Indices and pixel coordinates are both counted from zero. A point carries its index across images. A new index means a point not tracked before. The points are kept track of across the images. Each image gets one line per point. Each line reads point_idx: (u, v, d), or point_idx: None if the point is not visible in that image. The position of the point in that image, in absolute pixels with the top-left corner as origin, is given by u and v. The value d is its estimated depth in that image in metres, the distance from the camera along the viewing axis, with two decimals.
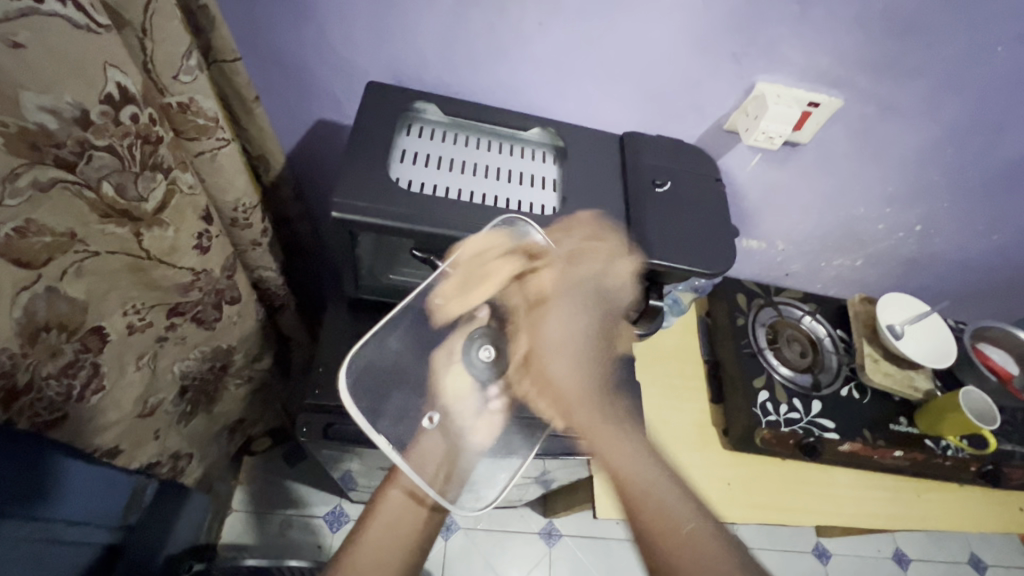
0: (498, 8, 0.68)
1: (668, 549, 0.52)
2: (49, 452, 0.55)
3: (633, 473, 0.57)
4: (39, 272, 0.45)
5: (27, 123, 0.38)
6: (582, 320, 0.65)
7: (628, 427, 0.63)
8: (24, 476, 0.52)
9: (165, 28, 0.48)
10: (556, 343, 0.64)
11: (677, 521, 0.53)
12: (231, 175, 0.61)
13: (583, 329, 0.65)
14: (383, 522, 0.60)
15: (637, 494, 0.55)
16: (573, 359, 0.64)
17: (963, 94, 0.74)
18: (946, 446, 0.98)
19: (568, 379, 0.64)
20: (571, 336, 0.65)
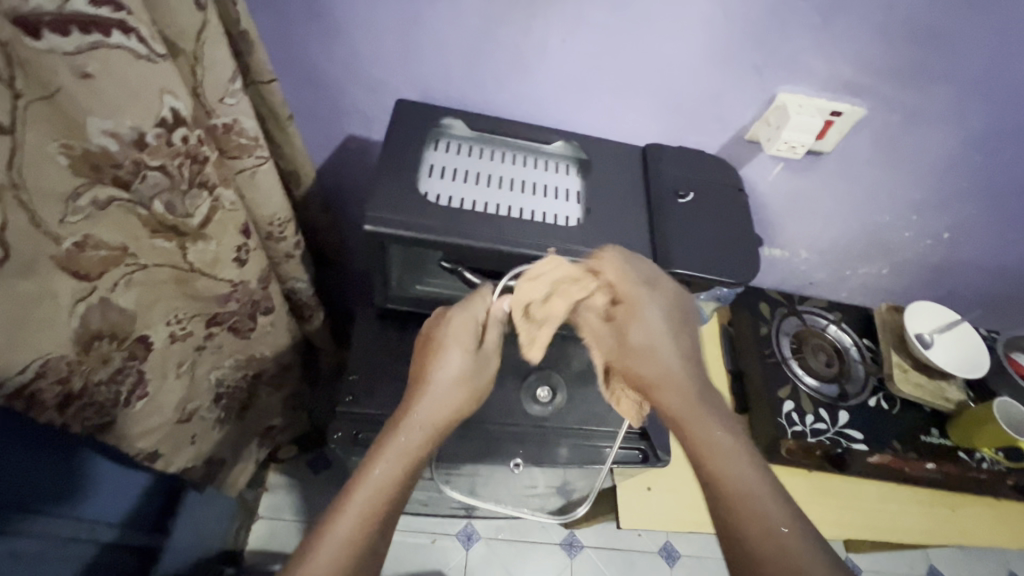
0: (523, 26, 0.70)
1: (762, 558, 0.47)
2: (73, 455, 0.63)
3: (730, 476, 0.52)
4: (95, 284, 0.48)
5: (90, 146, 0.41)
6: (657, 320, 0.62)
7: (719, 413, 0.57)
8: (50, 475, 0.61)
9: (213, 55, 0.51)
10: (642, 359, 0.61)
11: (766, 519, 0.49)
12: (269, 190, 0.64)
13: (662, 328, 0.62)
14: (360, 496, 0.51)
15: (728, 494, 0.51)
16: (665, 362, 0.61)
17: (990, 101, 0.73)
18: (981, 459, 0.95)
19: (660, 387, 0.59)
20: (656, 339, 0.61)
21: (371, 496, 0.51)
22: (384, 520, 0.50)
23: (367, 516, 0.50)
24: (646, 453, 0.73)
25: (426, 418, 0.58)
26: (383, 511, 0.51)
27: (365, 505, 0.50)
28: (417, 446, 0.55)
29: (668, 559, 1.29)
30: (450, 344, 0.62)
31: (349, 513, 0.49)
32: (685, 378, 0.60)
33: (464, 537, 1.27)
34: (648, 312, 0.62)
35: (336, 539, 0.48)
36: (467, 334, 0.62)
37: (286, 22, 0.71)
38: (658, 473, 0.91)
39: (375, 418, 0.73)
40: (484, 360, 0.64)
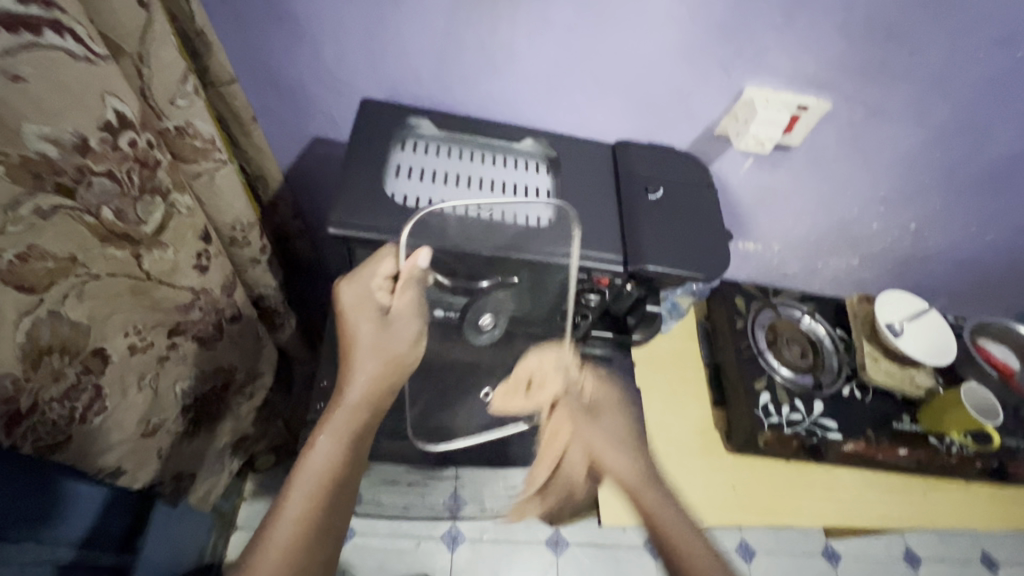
0: (489, 23, 0.69)
1: None
2: (53, 478, 0.59)
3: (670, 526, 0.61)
4: (41, 297, 0.46)
5: (28, 153, 0.39)
6: (615, 427, 0.73)
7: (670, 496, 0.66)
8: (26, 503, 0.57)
9: (160, 55, 0.49)
10: (608, 447, 0.71)
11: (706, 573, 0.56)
12: (229, 195, 0.62)
13: (617, 431, 0.73)
14: (311, 471, 0.58)
15: (675, 559, 0.57)
16: (619, 454, 0.71)
17: (950, 95, 0.75)
18: (950, 444, 0.97)
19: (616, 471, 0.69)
20: (610, 444, 0.71)
21: (314, 477, 0.57)
22: (332, 492, 0.58)
23: (314, 494, 0.57)
24: (624, 451, 0.72)
25: (358, 395, 0.64)
26: (328, 488, 0.58)
27: (312, 482, 0.57)
28: (353, 428, 0.62)
29: (653, 553, 1.30)
30: (365, 325, 0.65)
31: (297, 495, 0.56)
32: (638, 473, 0.69)
33: (448, 540, 1.26)
34: (589, 429, 0.72)
35: (287, 519, 0.55)
36: (370, 305, 0.65)
37: (245, 21, 0.69)
38: (638, 470, 0.91)
39: None
40: (393, 328, 0.67)
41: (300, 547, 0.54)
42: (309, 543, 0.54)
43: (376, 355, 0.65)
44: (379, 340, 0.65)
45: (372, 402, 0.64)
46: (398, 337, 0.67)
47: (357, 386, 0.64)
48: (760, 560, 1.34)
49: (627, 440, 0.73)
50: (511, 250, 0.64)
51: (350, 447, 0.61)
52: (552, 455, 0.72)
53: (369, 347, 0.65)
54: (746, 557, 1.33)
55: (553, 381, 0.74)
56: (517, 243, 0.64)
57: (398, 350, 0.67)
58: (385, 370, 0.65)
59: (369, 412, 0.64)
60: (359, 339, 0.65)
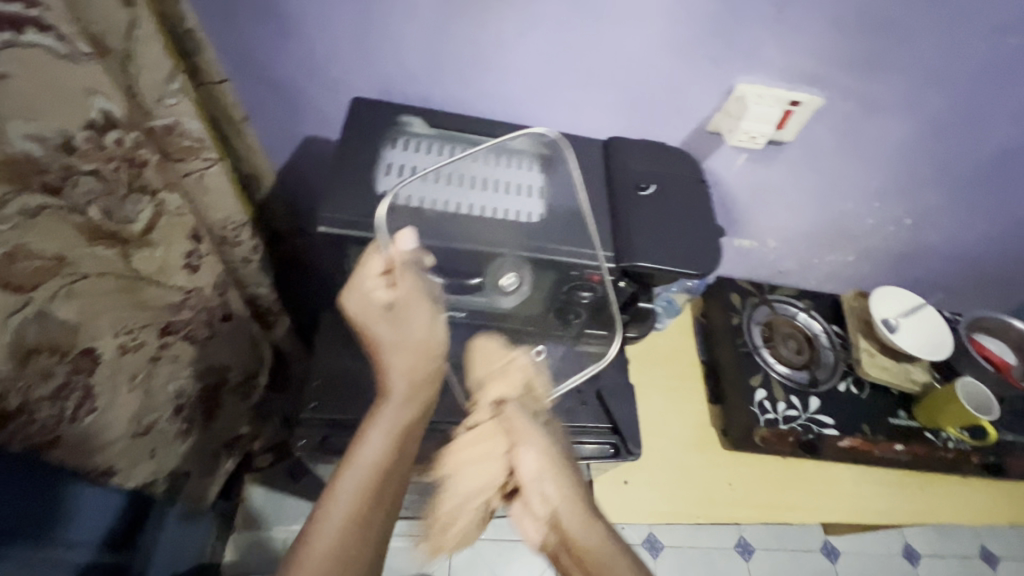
0: (480, 19, 0.69)
1: None
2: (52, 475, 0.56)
3: None
4: (30, 296, 0.46)
5: (14, 151, 0.39)
6: (553, 452, 0.53)
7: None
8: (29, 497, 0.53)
9: (147, 53, 0.49)
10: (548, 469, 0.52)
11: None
12: (219, 194, 0.62)
13: (540, 462, 0.52)
14: (357, 477, 0.46)
15: None
16: (544, 490, 0.51)
17: (942, 88, 0.75)
18: (947, 439, 0.97)
19: (540, 515, 0.50)
20: (541, 476, 0.51)
21: (361, 483, 0.45)
22: (382, 501, 0.46)
23: (358, 508, 0.44)
24: (618, 449, 0.73)
25: (402, 387, 0.51)
26: (376, 499, 0.45)
27: (353, 495, 0.45)
28: (401, 424, 0.49)
29: (652, 550, 1.30)
30: (379, 319, 0.53)
31: (337, 507, 0.44)
32: (581, 515, 0.49)
33: None
34: (515, 407, 0.57)
35: (327, 537, 0.43)
36: (367, 299, 0.54)
37: (235, 19, 0.69)
38: (634, 467, 0.91)
39: (343, 422, 0.72)
40: (410, 316, 0.54)
41: (345, 571, 0.42)
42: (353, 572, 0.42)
43: (411, 346, 0.52)
44: (400, 337, 0.53)
45: (420, 393, 0.52)
46: (417, 321, 0.54)
47: (397, 377, 0.51)
48: (759, 557, 1.33)
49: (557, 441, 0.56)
50: (489, 246, 0.65)
51: (398, 451, 0.48)
52: (487, 438, 0.55)
53: (400, 341, 0.52)
54: (745, 554, 1.33)
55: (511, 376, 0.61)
56: (496, 240, 0.65)
57: (429, 344, 0.53)
58: (422, 360, 0.53)
59: (416, 407, 0.51)
60: (392, 334, 0.53)
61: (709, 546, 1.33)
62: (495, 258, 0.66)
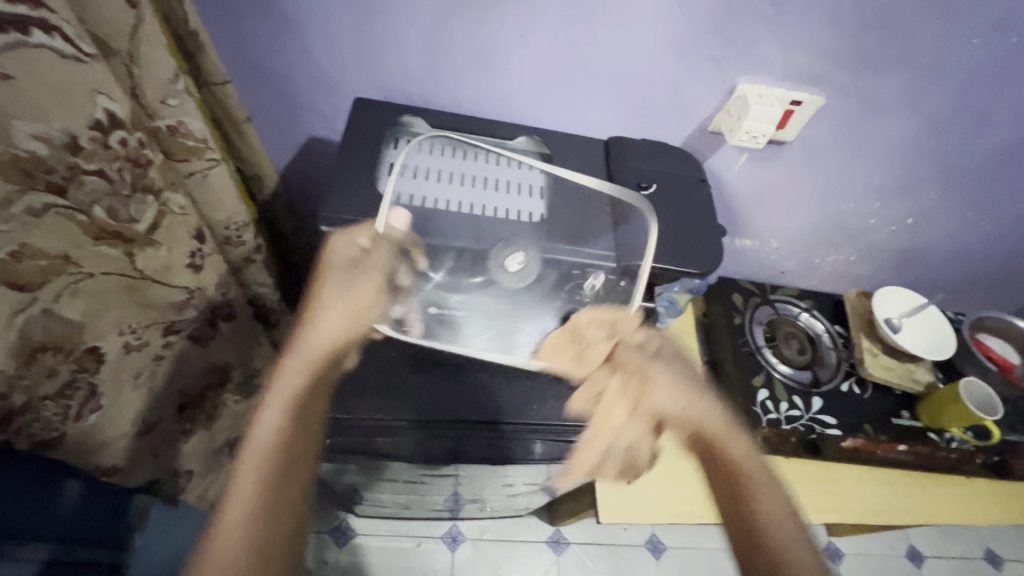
0: (480, 20, 0.69)
1: None
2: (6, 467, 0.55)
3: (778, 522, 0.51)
4: (35, 295, 0.46)
5: (20, 151, 0.40)
6: (672, 375, 0.60)
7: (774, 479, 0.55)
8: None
9: (152, 53, 0.49)
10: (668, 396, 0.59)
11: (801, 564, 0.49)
12: (222, 193, 0.63)
13: (676, 395, 0.59)
14: (259, 442, 0.49)
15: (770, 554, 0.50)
16: (695, 403, 0.59)
17: (943, 87, 0.75)
18: (950, 439, 0.96)
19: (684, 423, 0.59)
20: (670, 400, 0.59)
21: (264, 451, 0.48)
22: (287, 466, 0.49)
23: (264, 471, 0.48)
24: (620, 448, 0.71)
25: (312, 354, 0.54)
26: (280, 465, 0.49)
27: (256, 458, 0.48)
28: (299, 391, 0.52)
29: (654, 551, 1.30)
30: (335, 276, 0.58)
31: (246, 473, 0.47)
32: (703, 412, 0.59)
33: (448, 539, 1.26)
34: (625, 346, 0.62)
35: (236, 506, 0.46)
36: (340, 260, 0.59)
37: (237, 20, 0.69)
38: (636, 467, 0.91)
39: None
40: (361, 280, 0.58)
41: (258, 523, 0.46)
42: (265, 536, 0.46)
43: (342, 305, 0.56)
44: (341, 298, 0.57)
45: (327, 360, 0.55)
46: (362, 297, 0.58)
47: (312, 346, 0.55)
48: None
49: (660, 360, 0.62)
50: (500, 239, 0.65)
51: (299, 412, 0.52)
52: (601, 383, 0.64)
53: (335, 306, 0.56)
54: None
55: (597, 351, 0.63)
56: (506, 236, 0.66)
57: (361, 317, 0.58)
58: (343, 334, 0.56)
59: (317, 373, 0.54)
60: (320, 296, 0.57)
61: (712, 547, 1.33)
62: (507, 247, 0.64)
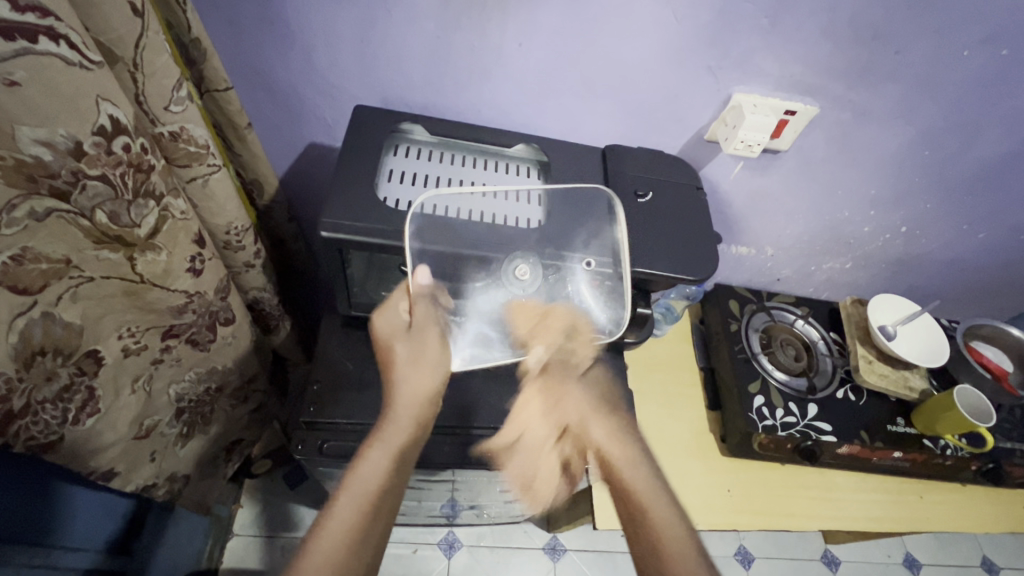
0: (479, 29, 0.70)
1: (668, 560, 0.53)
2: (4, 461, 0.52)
3: (638, 488, 0.59)
4: (36, 298, 0.47)
5: (23, 156, 0.40)
6: (594, 422, 0.68)
7: (653, 464, 0.62)
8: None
9: (155, 61, 0.50)
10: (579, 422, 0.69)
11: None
12: (223, 199, 0.63)
13: (585, 403, 0.70)
14: (362, 478, 0.54)
15: (634, 517, 0.57)
16: (576, 409, 0.70)
17: (936, 98, 0.76)
18: (945, 446, 0.96)
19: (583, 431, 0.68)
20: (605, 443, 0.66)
21: (370, 487, 0.53)
22: (384, 500, 0.53)
23: (365, 503, 0.52)
24: None
25: (404, 410, 0.62)
26: (380, 497, 0.53)
27: (359, 492, 0.53)
28: (402, 439, 0.59)
29: None
30: (402, 342, 0.65)
31: (346, 501, 0.52)
32: (624, 447, 0.64)
33: (445, 546, 1.26)
34: (575, 382, 0.72)
35: (337, 527, 0.50)
36: (396, 325, 0.66)
37: (239, 28, 0.70)
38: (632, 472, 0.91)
39: (342, 426, 0.72)
40: (425, 338, 0.66)
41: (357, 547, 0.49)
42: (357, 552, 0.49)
43: (417, 371, 0.65)
44: (414, 355, 0.66)
45: (417, 417, 0.62)
46: (430, 349, 0.66)
47: (402, 402, 0.62)
48: (759, 566, 1.33)
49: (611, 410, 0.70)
50: (504, 251, 0.65)
51: (399, 457, 0.58)
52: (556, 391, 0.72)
53: (407, 367, 0.65)
54: (745, 562, 1.33)
55: (547, 335, 0.70)
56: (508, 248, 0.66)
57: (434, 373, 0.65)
58: (423, 394, 0.64)
59: (413, 423, 0.62)
60: (400, 354, 0.66)
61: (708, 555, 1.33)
62: (509, 263, 0.66)
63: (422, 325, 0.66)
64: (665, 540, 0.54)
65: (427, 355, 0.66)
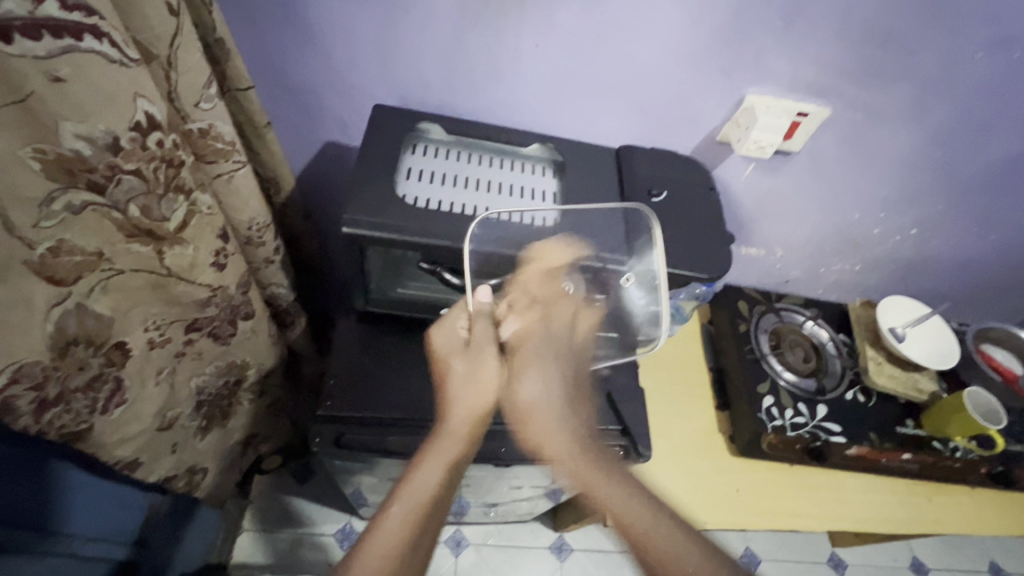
0: (496, 30, 0.71)
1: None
2: (47, 465, 0.59)
3: (612, 504, 0.55)
4: (70, 290, 0.48)
5: (63, 150, 0.42)
6: (537, 385, 0.62)
7: (615, 467, 0.59)
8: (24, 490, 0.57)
9: (187, 59, 0.52)
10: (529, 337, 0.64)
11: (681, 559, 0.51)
12: (247, 195, 0.65)
13: (541, 391, 0.63)
14: (413, 491, 0.53)
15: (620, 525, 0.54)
16: (552, 424, 0.61)
17: (948, 100, 0.77)
18: (954, 448, 0.96)
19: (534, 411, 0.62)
20: (539, 400, 0.62)
21: (419, 500, 0.52)
22: (435, 515, 0.52)
23: (413, 517, 0.51)
24: (627, 450, 0.74)
25: (459, 423, 0.59)
26: (429, 511, 0.52)
27: (411, 503, 0.52)
28: (455, 453, 0.56)
29: None
30: (460, 363, 0.63)
31: (397, 510, 0.51)
32: (560, 434, 0.60)
33: (452, 544, 1.26)
34: (521, 373, 0.62)
35: (385, 535, 0.50)
36: (454, 345, 0.65)
37: (262, 28, 0.72)
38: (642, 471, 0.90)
39: (357, 420, 0.73)
40: (485, 358, 0.63)
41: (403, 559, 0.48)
42: (405, 565, 0.48)
43: (475, 389, 0.61)
44: (472, 373, 0.62)
45: (474, 431, 0.59)
46: (489, 366, 0.62)
47: (456, 417, 0.59)
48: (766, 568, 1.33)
49: (574, 397, 0.65)
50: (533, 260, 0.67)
51: (454, 471, 0.55)
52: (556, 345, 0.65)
53: (464, 383, 0.62)
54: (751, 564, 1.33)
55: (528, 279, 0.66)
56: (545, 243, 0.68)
57: (490, 394, 0.61)
58: (480, 412, 0.60)
59: (471, 437, 0.58)
60: (452, 370, 0.63)
61: None
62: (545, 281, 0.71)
63: (480, 340, 0.63)
64: (666, 550, 0.51)
65: (487, 371, 0.62)
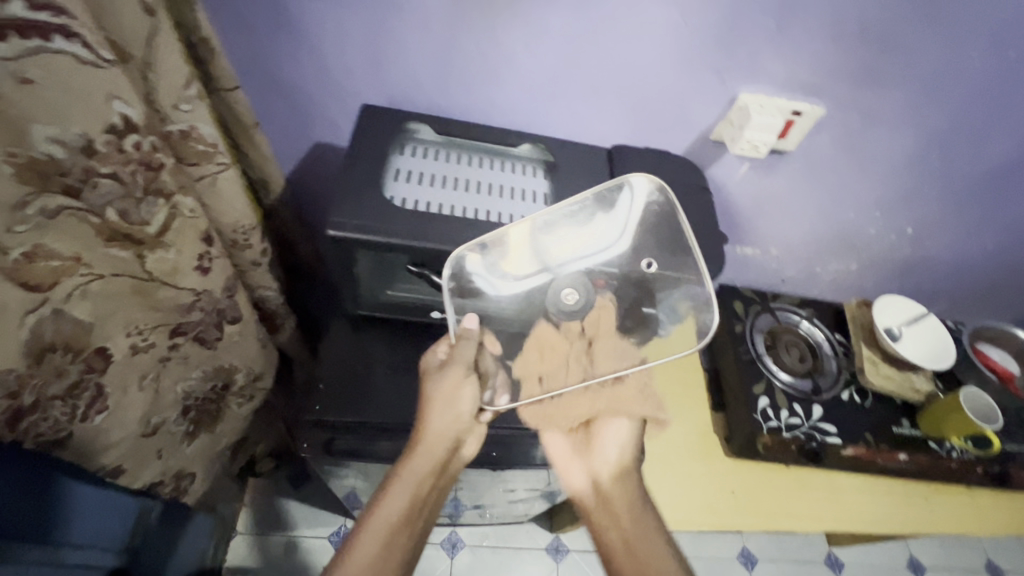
0: (486, 30, 0.70)
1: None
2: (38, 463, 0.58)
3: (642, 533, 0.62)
4: (46, 295, 0.47)
5: (36, 153, 0.41)
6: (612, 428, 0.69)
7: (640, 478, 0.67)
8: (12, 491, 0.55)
9: (165, 60, 0.51)
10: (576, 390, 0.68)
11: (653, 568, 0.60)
12: (231, 198, 0.64)
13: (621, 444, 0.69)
14: (382, 517, 0.59)
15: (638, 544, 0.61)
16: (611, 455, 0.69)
17: (943, 100, 0.76)
18: (951, 449, 0.97)
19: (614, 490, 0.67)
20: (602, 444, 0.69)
21: (385, 524, 0.58)
22: (401, 539, 0.58)
23: (379, 542, 0.57)
24: None
25: (426, 446, 0.63)
26: (395, 536, 0.58)
27: (378, 528, 0.58)
28: (422, 477, 0.62)
29: None
30: (433, 386, 0.66)
31: (365, 537, 0.57)
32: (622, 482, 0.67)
33: (448, 546, 1.25)
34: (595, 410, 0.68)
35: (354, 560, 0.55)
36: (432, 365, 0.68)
37: (248, 28, 0.71)
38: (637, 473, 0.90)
39: (347, 425, 0.72)
40: (457, 372, 0.67)
41: None
42: None
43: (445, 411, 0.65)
44: (443, 391, 0.66)
45: (441, 452, 0.64)
46: (460, 385, 0.67)
47: (426, 439, 0.64)
48: (763, 568, 1.32)
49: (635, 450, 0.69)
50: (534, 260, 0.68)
51: (421, 495, 0.61)
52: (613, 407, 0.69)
53: (438, 402, 0.65)
54: (748, 565, 1.32)
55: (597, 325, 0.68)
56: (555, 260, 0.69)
57: (462, 411, 0.65)
58: (450, 436, 0.65)
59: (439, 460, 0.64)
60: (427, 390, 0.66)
61: (712, 556, 1.32)
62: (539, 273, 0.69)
63: (459, 357, 0.67)
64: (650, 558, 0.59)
65: (461, 388, 0.66)
